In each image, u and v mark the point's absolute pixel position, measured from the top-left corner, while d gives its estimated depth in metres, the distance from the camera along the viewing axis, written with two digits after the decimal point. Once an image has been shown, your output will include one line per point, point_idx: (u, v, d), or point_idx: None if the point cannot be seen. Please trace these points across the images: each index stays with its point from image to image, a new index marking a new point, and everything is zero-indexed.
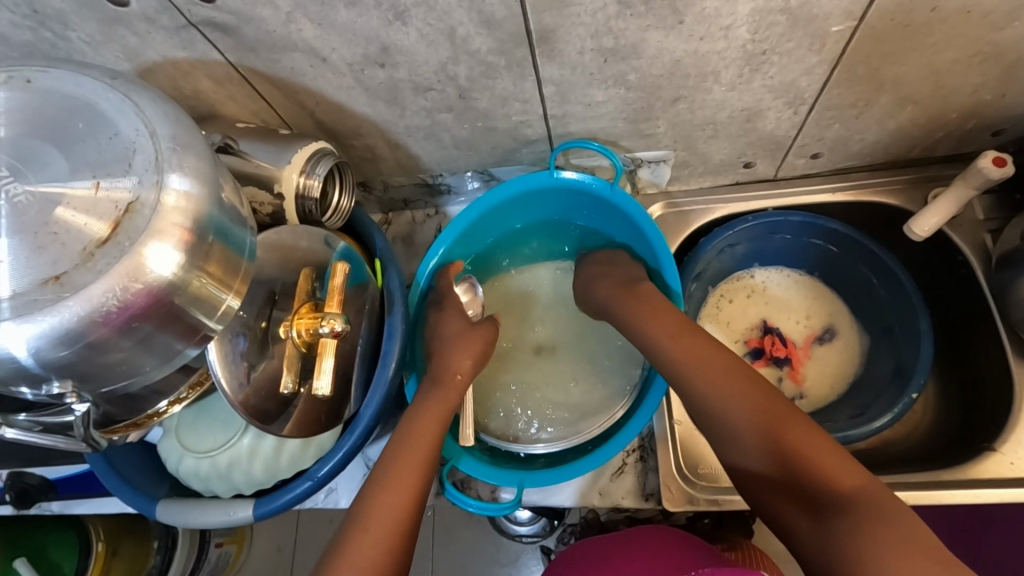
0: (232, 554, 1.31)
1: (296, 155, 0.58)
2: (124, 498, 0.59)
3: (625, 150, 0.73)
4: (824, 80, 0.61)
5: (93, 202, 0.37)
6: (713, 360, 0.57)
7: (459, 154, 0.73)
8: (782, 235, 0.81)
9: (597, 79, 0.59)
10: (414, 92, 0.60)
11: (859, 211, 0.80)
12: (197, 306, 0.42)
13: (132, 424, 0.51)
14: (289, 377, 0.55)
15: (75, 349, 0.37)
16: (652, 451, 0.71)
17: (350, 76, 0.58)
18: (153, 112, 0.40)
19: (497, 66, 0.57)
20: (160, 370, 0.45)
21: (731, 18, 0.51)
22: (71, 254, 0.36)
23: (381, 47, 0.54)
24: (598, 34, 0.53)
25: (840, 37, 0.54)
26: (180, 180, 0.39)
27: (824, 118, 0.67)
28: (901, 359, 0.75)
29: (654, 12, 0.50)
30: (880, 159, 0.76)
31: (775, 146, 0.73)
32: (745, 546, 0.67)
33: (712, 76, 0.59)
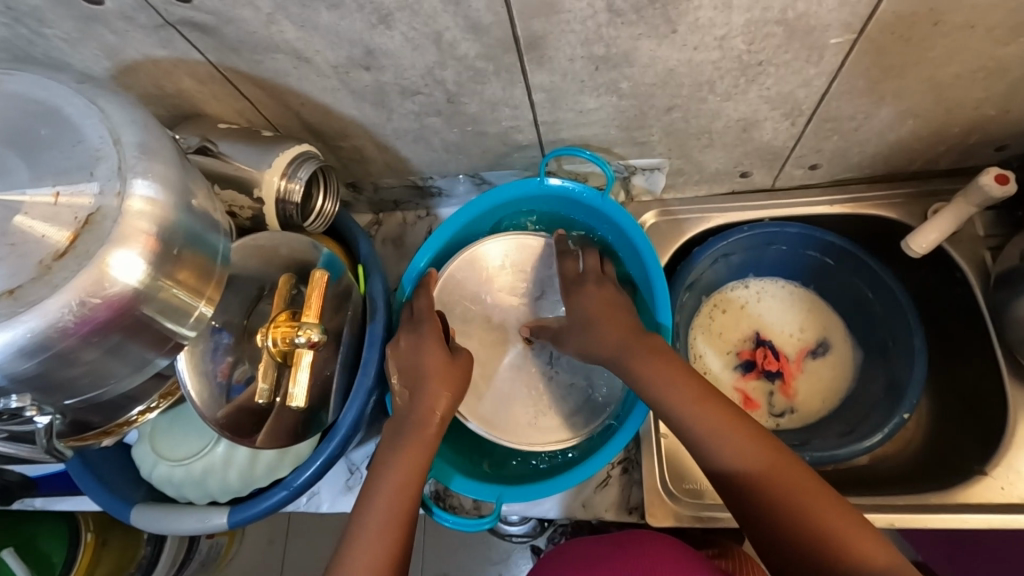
0: (223, 544, 1.31)
1: (278, 158, 0.57)
2: (99, 501, 0.59)
3: (619, 157, 0.71)
4: (822, 92, 0.59)
5: (53, 211, 0.36)
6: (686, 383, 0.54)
7: (448, 157, 0.71)
8: (777, 246, 0.80)
9: (588, 86, 0.58)
10: (401, 95, 0.59)
11: (857, 223, 0.79)
12: (166, 315, 0.41)
13: (103, 432, 0.50)
14: (263, 385, 0.53)
15: (37, 361, 0.36)
16: (637, 464, 0.70)
17: (335, 79, 0.57)
18: (118, 117, 0.39)
19: (486, 72, 0.55)
20: (129, 380, 0.44)
21: (726, 29, 0.50)
22: (29, 267, 0.35)
23: (365, 50, 0.52)
24: (588, 42, 0.51)
25: (839, 50, 0.53)
26: (147, 188, 0.37)
27: (822, 129, 0.66)
28: (894, 377, 0.74)
29: (645, 20, 0.49)
30: (879, 172, 0.74)
31: (772, 156, 0.71)
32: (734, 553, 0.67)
33: (708, 86, 0.58)
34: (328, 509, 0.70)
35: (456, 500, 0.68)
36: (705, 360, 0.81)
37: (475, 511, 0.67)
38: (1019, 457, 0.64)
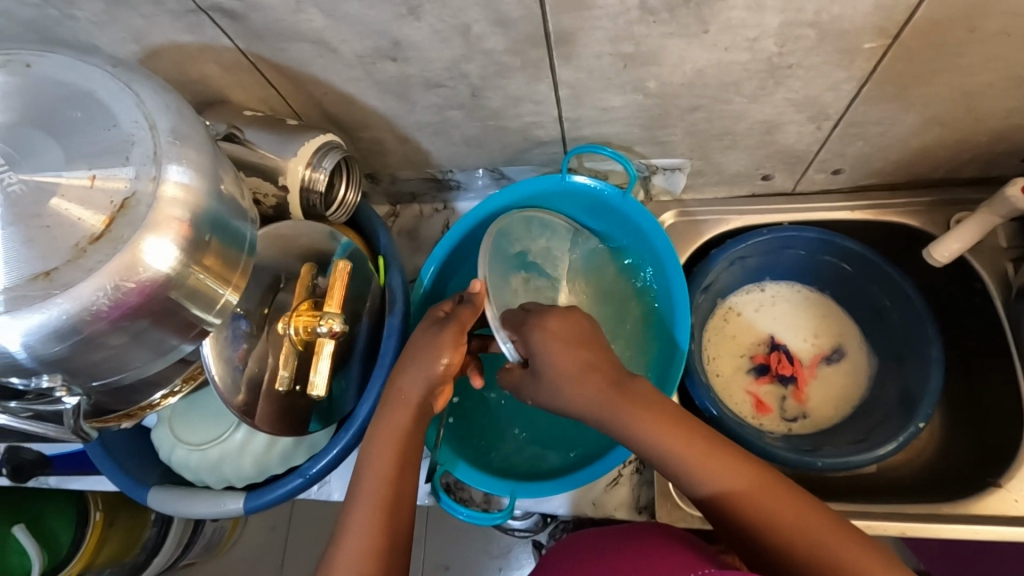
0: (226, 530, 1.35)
1: (302, 147, 0.57)
2: (116, 482, 0.59)
3: (640, 156, 0.71)
4: (850, 96, 0.58)
5: (89, 194, 0.36)
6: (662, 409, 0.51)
7: (468, 151, 0.71)
8: (794, 251, 0.79)
9: (614, 84, 0.57)
10: (425, 88, 0.59)
11: (876, 230, 0.78)
12: (193, 301, 0.42)
13: (124, 415, 0.51)
14: (284, 374, 0.54)
15: (67, 344, 0.37)
16: (648, 464, 0.70)
17: (361, 70, 0.56)
18: (152, 102, 0.39)
19: (512, 67, 0.55)
20: (153, 364, 0.44)
21: (757, 30, 0.49)
22: (64, 250, 0.35)
23: (392, 41, 0.52)
24: (617, 39, 0.51)
25: (871, 55, 0.52)
26: (182, 174, 0.38)
27: (847, 134, 0.65)
28: (908, 387, 0.73)
29: (677, 19, 0.48)
30: (901, 178, 0.74)
31: (794, 160, 0.71)
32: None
33: (734, 87, 0.57)
34: (338, 497, 0.70)
35: (465, 493, 0.68)
36: (717, 361, 0.81)
37: (484, 505, 0.67)
38: None
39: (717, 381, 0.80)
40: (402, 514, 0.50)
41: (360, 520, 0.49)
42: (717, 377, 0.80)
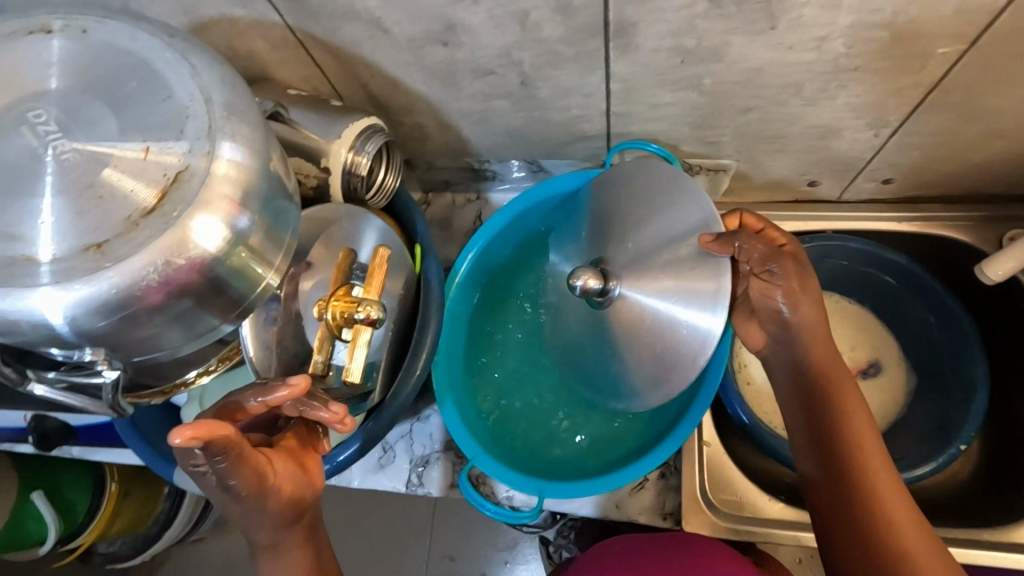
0: None
1: (346, 130, 0.56)
2: (142, 458, 0.59)
3: (685, 155, 0.69)
4: (914, 104, 0.56)
5: (142, 165, 0.35)
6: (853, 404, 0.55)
7: (509, 141, 0.70)
8: (836, 261, 0.77)
9: (669, 79, 0.55)
10: (473, 75, 0.57)
11: (922, 244, 0.76)
12: (237, 282, 0.41)
13: (158, 391, 0.50)
14: (319, 358, 0.52)
15: (112, 320, 0.36)
16: (675, 470, 0.69)
17: (409, 53, 0.55)
18: (207, 74, 0.38)
19: (566, 57, 0.54)
20: (191, 343, 0.43)
21: (828, 29, 0.47)
22: (117, 222, 0.34)
23: (446, 25, 0.51)
24: (679, 32, 0.49)
25: (943, 61, 0.50)
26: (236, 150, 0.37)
27: (905, 143, 0.63)
28: (948, 408, 0.71)
29: (744, 14, 0.46)
30: (953, 192, 0.72)
31: (844, 167, 0.69)
32: (769, 559, 0.63)
33: (793, 89, 0.55)
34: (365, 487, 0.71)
35: (488, 485, 0.67)
36: (749, 369, 0.80)
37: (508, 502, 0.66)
38: None
39: (748, 389, 0.79)
40: None
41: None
42: (748, 385, 0.79)
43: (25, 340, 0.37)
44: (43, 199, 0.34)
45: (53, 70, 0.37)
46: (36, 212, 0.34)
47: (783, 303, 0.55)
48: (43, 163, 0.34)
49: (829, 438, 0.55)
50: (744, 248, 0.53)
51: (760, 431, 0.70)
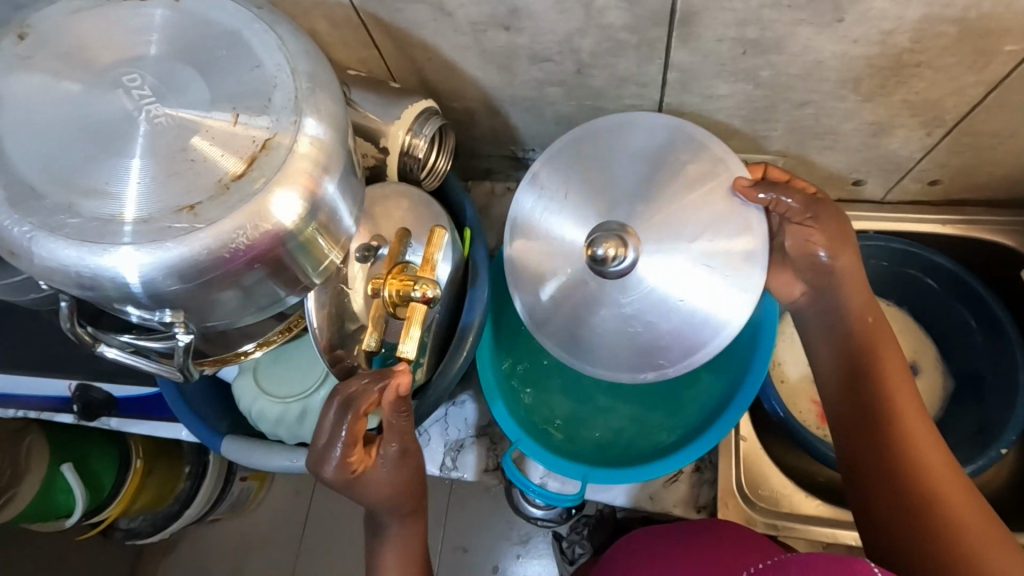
0: (253, 490, 1.36)
1: (405, 111, 0.56)
2: (190, 427, 0.60)
3: (732, 149, 0.69)
4: (973, 103, 0.56)
5: (230, 134, 0.36)
6: (898, 380, 0.54)
7: (557, 130, 0.70)
8: (877, 261, 0.77)
9: (727, 71, 0.56)
10: (531, 61, 0.58)
11: (965, 247, 0.76)
12: (307, 255, 0.41)
13: (220, 360, 0.51)
14: (372, 336, 0.52)
15: (191, 284, 0.36)
16: (710, 463, 0.69)
17: (470, 37, 0.56)
18: (295, 49, 0.39)
19: (626, 44, 0.54)
20: (256, 314, 0.44)
21: (896, 23, 0.47)
22: (205, 187, 0.35)
23: (512, 9, 0.51)
24: (744, 23, 0.49)
25: (1008, 59, 0.50)
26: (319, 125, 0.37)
27: (957, 143, 0.63)
28: (988, 412, 0.71)
29: (813, 5, 0.47)
30: (1000, 195, 0.71)
31: (892, 166, 0.69)
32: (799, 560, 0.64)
33: (852, 84, 0.55)
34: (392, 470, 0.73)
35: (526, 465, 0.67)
36: (783, 367, 0.80)
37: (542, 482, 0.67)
38: None
39: (782, 387, 0.79)
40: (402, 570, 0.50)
41: None
42: (782, 383, 0.79)
43: (105, 299, 0.38)
44: (135, 161, 0.35)
45: (146, 37, 0.38)
46: (126, 173, 0.35)
47: (823, 252, 0.56)
48: (137, 126, 0.35)
49: (873, 408, 0.54)
50: (779, 199, 0.55)
51: (795, 425, 0.69)
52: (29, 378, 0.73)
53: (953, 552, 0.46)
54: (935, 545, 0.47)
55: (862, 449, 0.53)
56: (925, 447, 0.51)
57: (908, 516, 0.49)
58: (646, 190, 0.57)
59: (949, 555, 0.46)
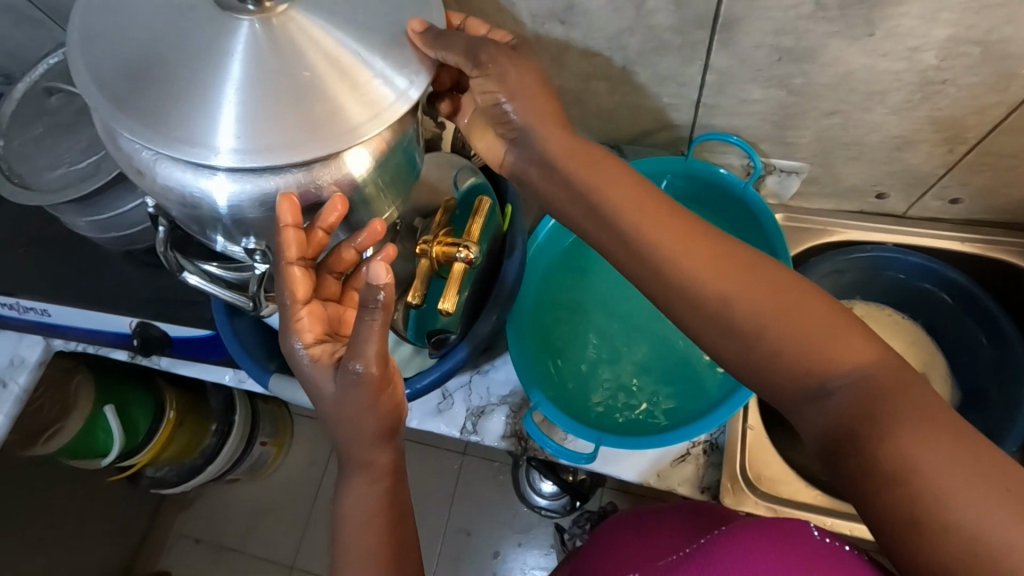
0: (271, 454, 1.44)
1: None
2: (243, 364, 0.66)
3: (761, 153, 0.73)
4: (993, 122, 0.60)
5: (246, 65, 0.41)
6: (812, 310, 0.42)
7: (598, 124, 0.75)
8: (894, 273, 0.80)
9: (762, 76, 0.60)
10: (581, 55, 0.63)
11: (980, 267, 0.79)
12: (365, 204, 0.48)
13: None
14: (417, 290, 0.58)
15: (268, 211, 0.44)
16: (717, 448, 0.72)
17: (528, 29, 0.61)
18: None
19: (671, 45, 0.59)
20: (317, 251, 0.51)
21: (923, 40, 0.52)
22: (234, 111, 0.40)
23: (569, 4, 0.57)
24: (781, 31, 0.54)
25: None
26: (398, 77, 0.43)
27: (977, 162, 0.66)
28: (990, 425, 0.74)
29: (846, 18, 0.51)
30: (1018, 218, 0.75)
31: (914, 181, 0.72)
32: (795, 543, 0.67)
33: (879, 97, 0.59)
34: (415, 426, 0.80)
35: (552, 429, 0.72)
36: None
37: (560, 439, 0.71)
38: None
39: None
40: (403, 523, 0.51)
41: (363, 521, 0.49)
42: None
43: (199, 221, 0.46)
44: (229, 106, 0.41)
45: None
46: (172, 98, 0.41)
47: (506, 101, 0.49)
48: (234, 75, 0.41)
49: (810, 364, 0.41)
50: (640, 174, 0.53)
51: None
52: (93, 312, 0.79)
53: (901, 465, 0.35)
54: (892, 477, 0.35)
55: (734, 331, 0.44)
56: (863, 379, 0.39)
57: (822, 412, 0.41)
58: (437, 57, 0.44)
59: (898, 470, 0.35)
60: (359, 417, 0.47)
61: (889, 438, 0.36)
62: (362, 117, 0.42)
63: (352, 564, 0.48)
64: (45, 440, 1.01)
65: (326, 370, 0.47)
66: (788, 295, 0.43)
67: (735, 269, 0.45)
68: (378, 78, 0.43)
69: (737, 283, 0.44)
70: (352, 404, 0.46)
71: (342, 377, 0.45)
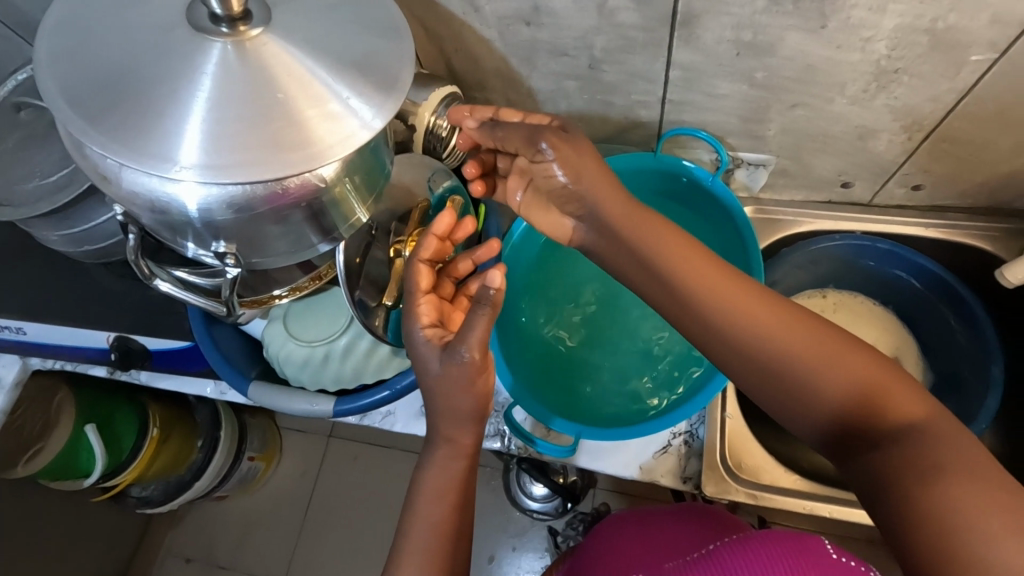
0: (260, 470, 1.43)
1: (431, 95, 0.63)
2: (221, 372, 0.66)
3: (729, 147, 0.75)
4: (948, 109, 0.61)
5: (213, 87, 0.42)
6: (843, 354, 0.46)
7: (570, 124, 0.76)
8: (865, 261, 0.82)
9: (725, 71, 0.61)
10: (548, 55, 0.64)
11: (947, 252, 0.81)
12: (335, 208, 0.49)
13: (254, 301, 0.58)
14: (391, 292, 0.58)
15: (240, 216, 0.44)
16: (698, 438, 0.74)
17: (494, 31, 0.62)
18: (285, 24, 0.44)
19: (635, 43, 0.60)
20: (291, 257, 0.52)
21: (875, 31, 0.53)
22: (199, 131, 0.41)
23: (533, 6, 0.58)
24: (740, 26, 0.55)
25: (977, 68, 0.55)
26: (364, 109, 0.44)
27: (937, 149, 0.68)
28: (963, 405, 0.75)
29: (801, 12, 0.53)
30: (980, 202, 0.77)
31: (878, 170, 0.74)
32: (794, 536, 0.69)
33: (838, 88, 0.61)
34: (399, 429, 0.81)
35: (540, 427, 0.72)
36: None
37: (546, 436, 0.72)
38: None
39: None
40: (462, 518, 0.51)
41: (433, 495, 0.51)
42: None
43: (171, 227, 0.46)
44: (197, 117, 0.41)
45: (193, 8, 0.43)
46: (139, 112, 0.41)
47: (559, 173, 0.53)
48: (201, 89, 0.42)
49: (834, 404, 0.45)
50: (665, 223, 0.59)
51: None
52: (69, 328, 0.79)
53: (923, 510, 0.38)
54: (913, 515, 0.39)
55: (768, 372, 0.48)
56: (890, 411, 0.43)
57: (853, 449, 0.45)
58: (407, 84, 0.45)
59: (920, 515, 0.38)
60: (455, 396, 0.50)
61: (923, 486, 0.39)
62: (333, 139, 0.43)
63: (415, 538, 0.49)
64: (26, 461, 0.98)
65: (434, 351, 0.51)
66: (852, 355, 0.45)
67: (804, 326, 0.47)
68: (345, 107, 0.44)
69: (794, 339, 0.47)
70: (452, 383, 0.49)
71: (448, 359, 0.49)
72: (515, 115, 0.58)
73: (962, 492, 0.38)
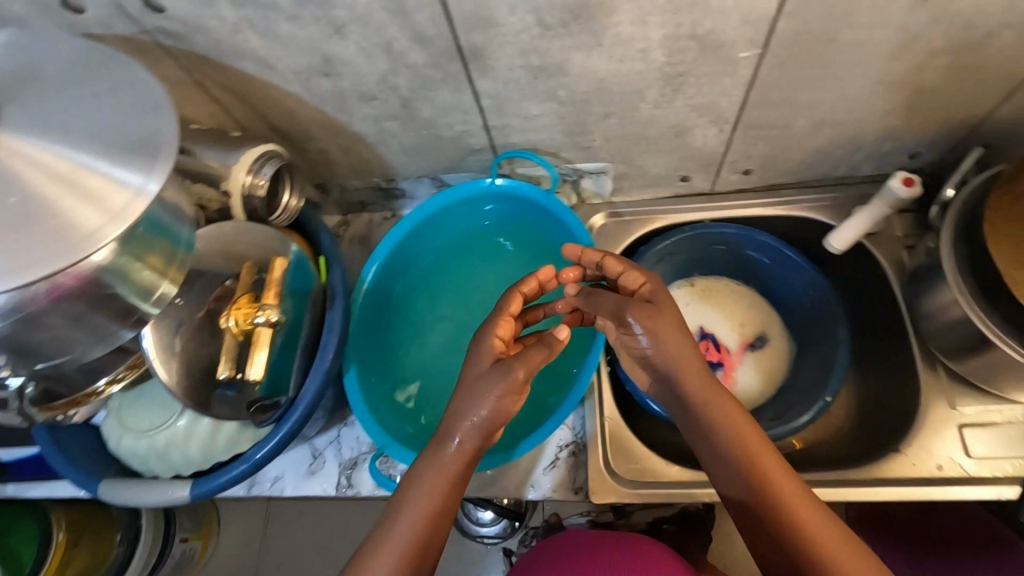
0: (197, 551, 1.27)
1: (243, 155, 0.61)
2: (67, 476, 0.62)
3: (566, 161, 0.77)
4: (741, 101, 0.65)
5: None
6: (739, 419, 0.56)
7: (409, 160, 0.76)
8: (718, 246, 0.86)
9: (529, 94, 0.63)
10: (359, 100, 0.64)
11: (789, 226, 0.86)
12: (129, 291, 0.47)
13: (71, 402, 0.55)
14: (225, 364, 0.56)
15: (11, 320, 0.42)
16: (584, 447, 0.75)
17: (297, 84, 0.62)
18: (28, 119, 0.43)
19: (435, 80, 0.61)
20: (97, 348, 0.49)
21: (646, 42, 0.56)
22: None
23: (324, 58, 0.58)
24: (525, 53, 0.57)
25: (749, 63, 0.59)
26: (129, 177, 0.42)
27: (748, 136, 0.72)
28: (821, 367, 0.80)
29: (573, 34, 0.55)
30: (807, 177, 0.82)
31: (707, 161, 0.78)
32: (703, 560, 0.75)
33: (637, 95, 0.64)
34: (290, 492, 0.79)
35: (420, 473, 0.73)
36: None
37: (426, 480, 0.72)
38: (931, 437, 0.70)
39: None
40: (431, 544, 0.53)
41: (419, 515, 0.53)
42: None
43: None
44: None
45: None
46: None
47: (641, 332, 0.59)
48: None
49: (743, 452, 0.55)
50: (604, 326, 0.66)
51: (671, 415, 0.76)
52: None
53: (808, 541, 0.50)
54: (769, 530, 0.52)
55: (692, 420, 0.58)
56: (785, 483, 0.53)
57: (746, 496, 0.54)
58: (165, 144, 0.44)
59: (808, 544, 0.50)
60: (495, 407, 0.55)
61: (792, 519, 0.51)
62: (97, 219, 0.41)
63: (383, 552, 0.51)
64: None
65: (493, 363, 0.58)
66: (772, 453, 0.55)
67: (745, 423, 0.56)
68: (111, 183, 0.42)
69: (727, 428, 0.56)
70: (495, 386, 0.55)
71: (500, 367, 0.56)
72: (617, 264, 0.65)
73: (846, 569, 0.47)
